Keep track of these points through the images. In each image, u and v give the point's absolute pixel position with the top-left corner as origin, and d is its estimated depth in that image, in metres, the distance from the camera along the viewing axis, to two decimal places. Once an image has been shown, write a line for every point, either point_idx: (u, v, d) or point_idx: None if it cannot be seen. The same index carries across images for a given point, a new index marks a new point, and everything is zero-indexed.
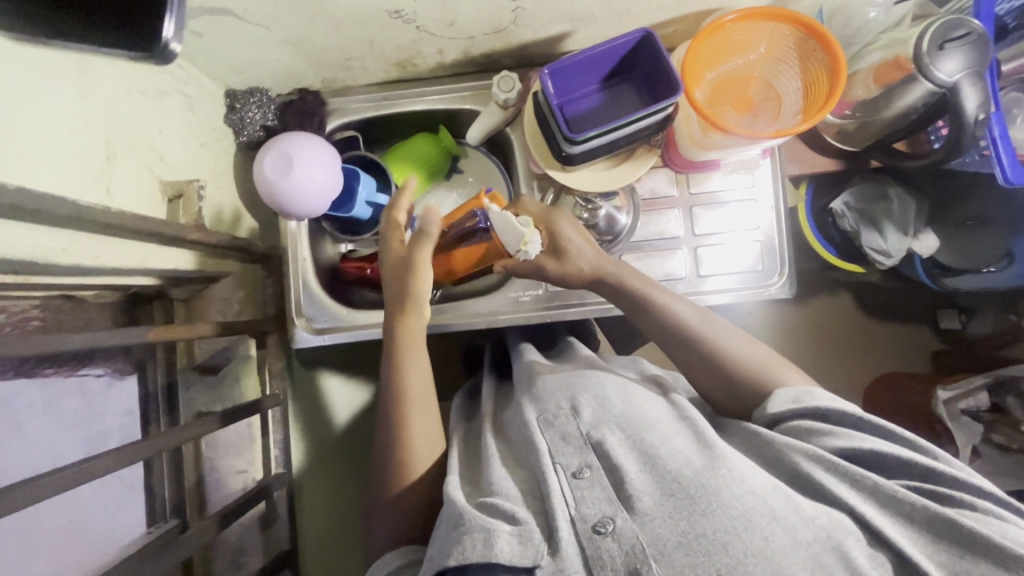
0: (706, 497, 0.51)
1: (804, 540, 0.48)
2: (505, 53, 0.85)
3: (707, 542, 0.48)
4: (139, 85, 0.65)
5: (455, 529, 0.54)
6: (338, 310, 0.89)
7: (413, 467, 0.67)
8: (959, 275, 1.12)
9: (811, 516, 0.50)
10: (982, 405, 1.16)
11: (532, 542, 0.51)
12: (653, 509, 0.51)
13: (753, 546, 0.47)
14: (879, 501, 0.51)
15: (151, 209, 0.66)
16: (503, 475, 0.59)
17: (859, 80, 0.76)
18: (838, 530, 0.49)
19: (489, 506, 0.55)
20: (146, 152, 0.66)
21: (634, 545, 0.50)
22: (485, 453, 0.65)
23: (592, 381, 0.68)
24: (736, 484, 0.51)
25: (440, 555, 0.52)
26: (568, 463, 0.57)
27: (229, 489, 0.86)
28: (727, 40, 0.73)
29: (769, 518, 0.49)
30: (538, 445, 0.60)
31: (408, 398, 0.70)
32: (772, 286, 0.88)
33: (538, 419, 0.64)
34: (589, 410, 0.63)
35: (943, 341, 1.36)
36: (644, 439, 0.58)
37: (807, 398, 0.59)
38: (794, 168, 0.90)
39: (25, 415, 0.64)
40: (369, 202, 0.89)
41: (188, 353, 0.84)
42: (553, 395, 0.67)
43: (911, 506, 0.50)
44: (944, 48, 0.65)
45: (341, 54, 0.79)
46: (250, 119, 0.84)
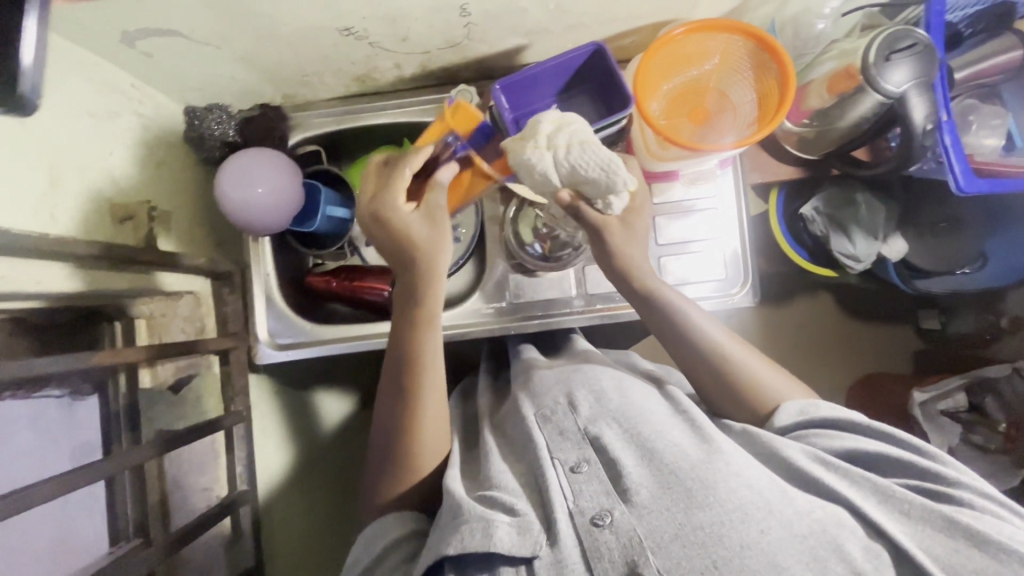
0: (703, 491, 0.53)
1: (799, 534, 0.51)
2: (464, 66, 0.85)
3: (703, 534, 0.51)
4: (86, 107, 0.65)
5: (455, 519, 0.57)
6: (303, 326, 0.90)
7: (421, 437, 0.69)
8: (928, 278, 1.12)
9: (805, 510, 0.53)
10: (961, 406, 1.17)
11: (531, 533, 0.54)
12: (649, 502, 0.54)
13: (750, 539, 0.50)
14: (878, 498, 0.54)
15: (100, 232, 0.66)
16: (502, 469, 0.63)
17: (813, 90, 0.76)
18: (834, 525, 0.52)
19: (487, 499, 0.59)
20: (96, 175, 0.66)
21: (632, 536, 0.52)
22: (484, 448, 0.68)
23: (590, 375, 0.71)
24: (732, 478, 0.54)
25: (438, 544, 0.56)
26: (566, 458, 0.60)
27: (194, 506, 0.86)
28: (680, 53, 0.73)
29: (766, 512, 0.52)
30: (536, 440, 0.63)
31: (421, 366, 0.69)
32: (735, 295, 0.88)
33: (537, 415, 0.67)
34: (586, 404, 0.66)
35: (924, 341, 1.35)
36: (641, 432, 0.61)
37: (811, 411, 0.64)
38: (756, 176, 0.90)
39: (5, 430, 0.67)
40: (331, 217, 0.89)
41: (153, 374, 0.83)
42: (551, 390, 0.70)
43: (910, 504, 0.53)
44: (890, 59, 0.65)
45: (297, 69, 0.79)
46: (209, 134, 0.82)
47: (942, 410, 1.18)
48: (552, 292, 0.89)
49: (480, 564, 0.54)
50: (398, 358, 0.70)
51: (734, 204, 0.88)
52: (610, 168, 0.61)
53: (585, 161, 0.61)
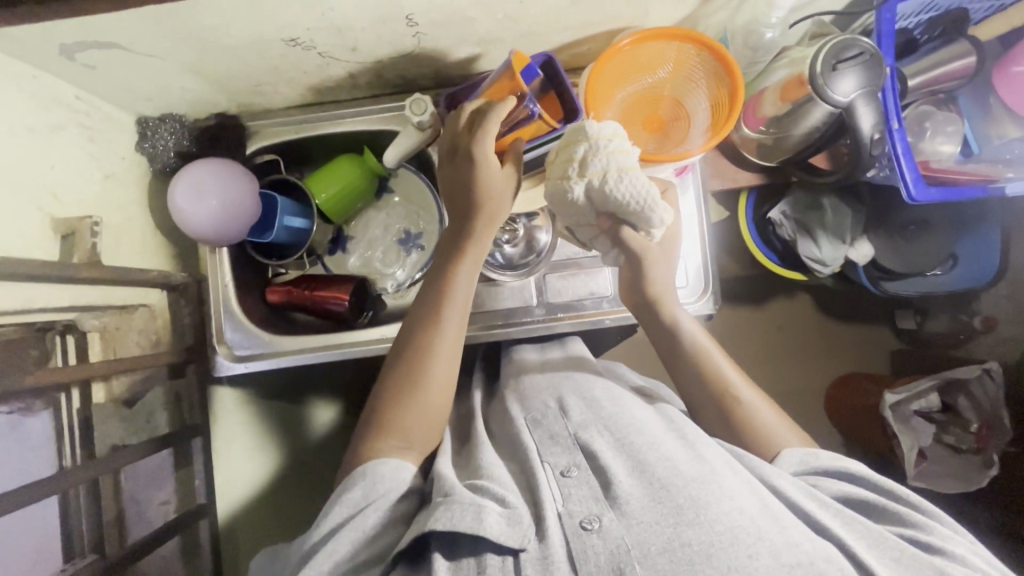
0: (694, 508, 0.53)
1: (787, 563, 0.49)
2: (420, 75, 0.84)
3: (691, 552, 0.50)
4: (25, 122, 0.64)
5: (444, 496, 0.57)
6: (261, 337, 0.89)
7: (432, 380, 0.68)
8: (896, 280, 1.11)
9: (796, 541, 0.51)
10: (934, 406, 1.18)
11: (521, 525, 0.54)
12: (640, 513, 0.54)
13: (739, 561, 0.49)
14: (870, 543, 0.55)
15: (42, 249, 0.65)
16: (494, 462, 0.64)
17: (768, 97, 0.76)
18: (820, 559, 0.50)
19: (477, 487, 0.59)
20: (35, 190, 0.65)
21: (619, 544, 0.52)
22: (477, 440, 0.70)
23: (582, 383, 0.74)
24: (725, 501, 0.54)
25: (425, 518, 0.55)
26: (557, 462, 0.62)
27: (151, 521, 0.85)
28: (631, 62, 0.73)
29: (755, 538, 0.50)
30: (527, 443, 0.65)
31: (446, 304, 0.70)
32: (696, 303, 0.88)
33: (527, 419, 0.69)
34: (577, 411, 0.68)
35: (902, 341, 1.35)
36: (633, 444, 0.62)
37: (812, 458, 0.64)
38: (716, 183, 0.90)
39: None
40: (288, 226, 0.88)
41: (107, 388, 0.80)
42: (540, 395, 0.73)
43: (900, 550, 0.54)
44: (836, 69, 0.64)
45: (249, 80, 0.79)
46: (162, 146, 0.83)
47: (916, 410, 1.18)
48: (513, 302, 0.89)
49: (466, 548, 0.54)
50: (428, 304, 0.70)
51: (694, 211, 0.88)
52: (649, 197, 0.64)
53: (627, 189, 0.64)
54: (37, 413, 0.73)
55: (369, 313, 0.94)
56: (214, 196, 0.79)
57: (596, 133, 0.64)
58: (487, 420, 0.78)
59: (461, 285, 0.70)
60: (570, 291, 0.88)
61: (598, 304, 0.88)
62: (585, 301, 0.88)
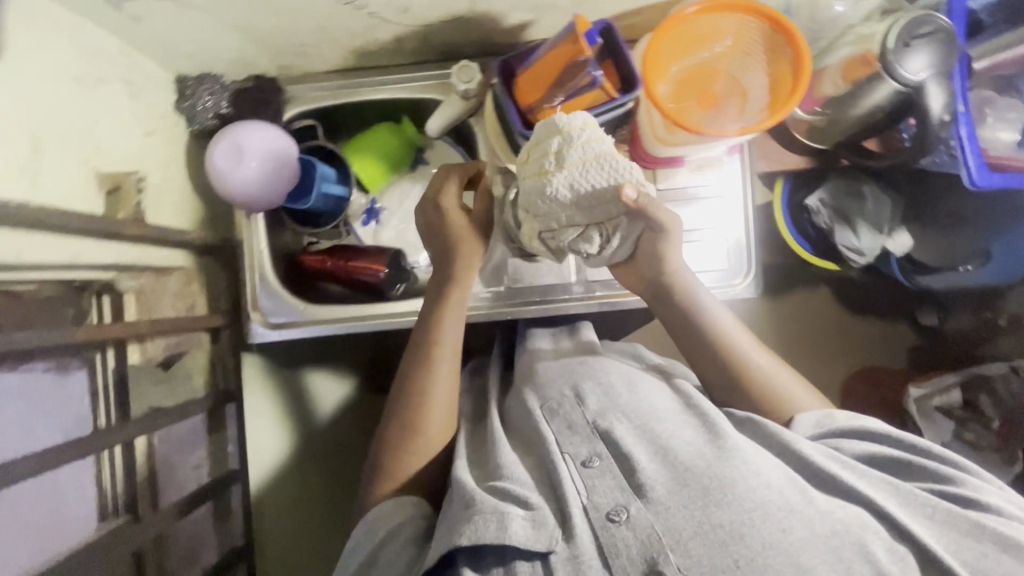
0: (722, 489, 0.52)
1: (822, 534, 0.49)
2: (466, 41, 0.82)
3: (724, 533, 0.49)
4: (71, 72, 0.62)
5: (467, 508, 0.55)
6: (296, 305, 0.88)
7: (433, 417, 0.69)
8: (929, 273, 1.11)
9: (828, 510, 0.52)
10: (956, 402, 1.14)
11: (546, 527, 0.52)
12: (666, 497, 0.53)
13: (773, 538, 0.49)
14: (900, 500, 0.54)
15: (89, 203, 0.64)
16: (513, 459, 0.61)
17: (826, 76, 0.74)
18: (858, 527, 0.50)
19: (497, 490, 0.57)
20: (81, 142, 0.63)
21: (650, 533, 0.51)
22: (492, 440, 0.66)
23: (596, 369, 0.71)
24: (752, 477, 0.53)
25: (450, 533, 0.54)
26: (577, 453, 0.59)
27: (184, 484, 0.84)
28: (690, 33, 0.71)
29: (788, 512, 0.51)
30: (545, 434, 0.62)
31: (439, 332, 0.73)
32: (737, 286, 0.87)
33: (543, 409, 0.66)
34: (594, 397, 0.65)
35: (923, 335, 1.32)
36: (654, 429, 0.61)
37: (829, 421, 0.63)
38: (763, 165, 0.88)
39: None
40: (327, 194, 0.87)
41: (141, 350, 0.81)
42: (555, 383, 0.70)
43: (933, 507, 0.53)
44: (910, 45, 0.63)
45: (293, 40, 0.77)
46: (202, 107, 0.81)
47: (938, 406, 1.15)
48: (551, 278, 0.87)
49: (493, 557, 0.53)
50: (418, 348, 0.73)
51: (739, 194, 0.86)
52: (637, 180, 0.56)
53: (613, 174, 0.56)
54: (72, 371, 0.75)
55: (400, 287, 0.92)
56: (270, 160, 0.78)
57: (566, 125, 0.55)
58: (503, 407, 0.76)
59: (451, 328, 0.73)
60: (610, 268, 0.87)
61: None
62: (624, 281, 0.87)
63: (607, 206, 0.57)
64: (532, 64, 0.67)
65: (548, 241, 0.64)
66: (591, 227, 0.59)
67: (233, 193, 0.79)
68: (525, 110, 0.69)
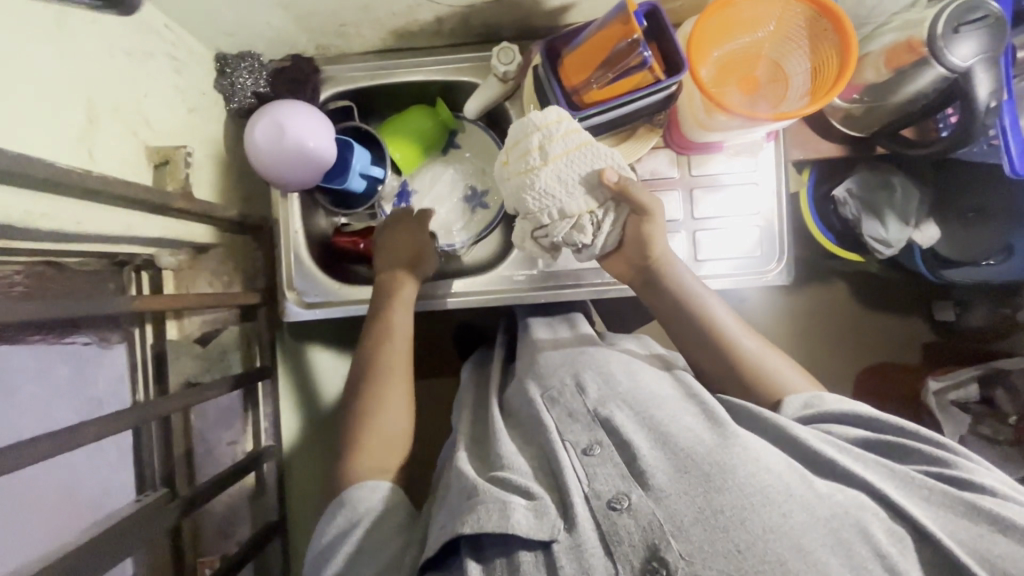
0: (721, 474, 0.52)
1: (823, 517, 0.49)
2: (505, 23, 0.82)
3: (724, 518, 0.49)
4: (123, 45, 0.63)
5: (469, 499, 0.55)
6: (330, 285, 0.87)
7: (386, 421, 0.70)
8: (954, 268, 1.09)
9: (828, 493, 0.51)
10: (971, 397, 1.13)
11: (547, 516, 0.52)
12: (667, 485, 0.52)
13: (772, 523, 0.48)
14: (899, 485, 0.53)
15: (138, 175, 0.65)
16: (512, 449, 0.61)
17: (869, 62, 0.75)
18: (856, 508, 0.50)
19: (499, 480, 0.57)
20: (132, 117, 0.64)
21: (651, 521, 0.50)
22: (495, 429, 0.66)
23: (596, 358, 0.70)
24: (750, 463, 0.53)
25: (454, 522, 0.54)
26: (577, 441, 0.59)
27: (219, 459, 0.87)
28: (734, 17, 0.71)
29: (786, 496, 0.50)
30: (547, 423, 0.62)
31: (391, 344, 0.76)
32: (769, 273, 0.88)
33: (543, 398, 0.65)
34: (594, 386, 0.65)
35: (937, 333, 1.28)
36: (653, 416, 0.60)
37: (816, 404, 0.63)
38: (798, 153, 0.88)
39: (19, 380, 0.68)
40: (363, 175, 0.87)
41: (178, 326, 0.84)
42: (556, 371, 0.68)
43: (929, 489, 0.53)
44: (959, 31, 0.63)
45: (335, 19, 0.77)
46: (241, 85, 0.82)
47: (953, 400, 1.13)
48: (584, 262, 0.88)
49: (496, 548, 0.53)
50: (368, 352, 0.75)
51: (775, 182, 0.87)
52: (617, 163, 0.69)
53: (595, 161, 0.68)
54: (113, 345, 0.78)
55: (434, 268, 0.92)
56: (310, 138, 0.78)
57: (544, 121, 0.66)
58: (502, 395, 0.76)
59: (400, 333, 0.77)
60: None
61: None
62: None
63: (596, 192, 0.69)
64: (579, 46, 0.68)
65: (541, 240, 0.73)
66: (582, 215, 0.69)
67: (268, 169, 0.80)
68: (569, 92, 0.70)
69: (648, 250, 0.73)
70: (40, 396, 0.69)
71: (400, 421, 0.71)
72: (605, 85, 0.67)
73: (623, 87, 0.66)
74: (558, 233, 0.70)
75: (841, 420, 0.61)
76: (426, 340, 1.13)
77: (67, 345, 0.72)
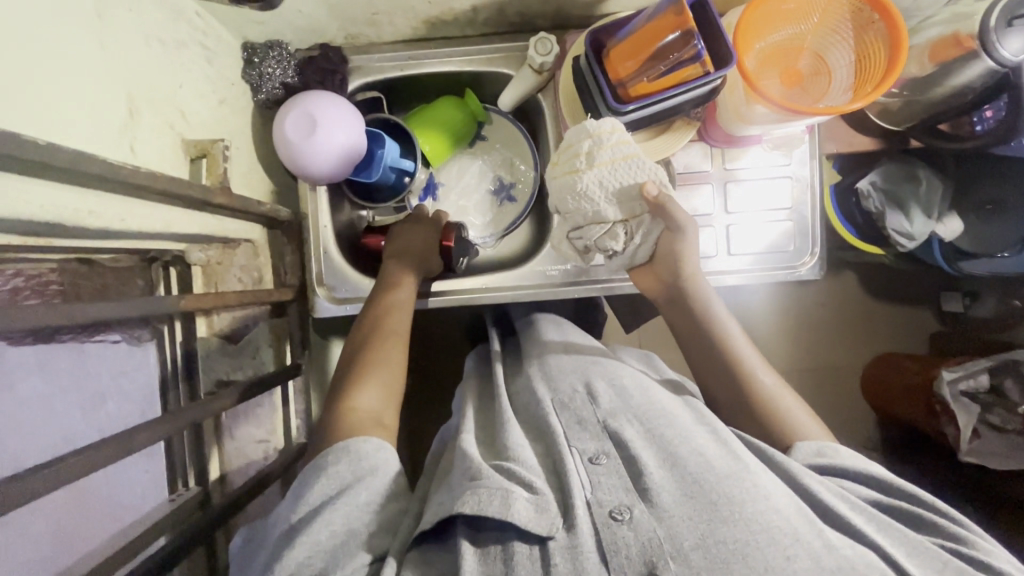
0: (728, 505, 0.49)
1: (829, 569, 0.46)
2: (540, 12, 0.81)
3: (726, 549, 0.47)
4: (158, 35, 0.61)
5: (472, 480, 0.53)
6: (360, 280, 0.86)
7: (381, 371, 0.68)
8: (972, 260, 1.03)
9: (834, 545, 0.48)
10: (982, 386, 1.03)
11: (549, 512, 0.50)
12: (672, 506, 0.50)
13: (775, 562, 0.46)
14: (908, 550, 0.52)
15: (174, 167, 0.64)
16: (520, 443, 0.59)
17: (913, 56, 0.75)
18: (864, 566, 0.47)
19: (503, 470, 0.55)
20: (167, 110, 0.63)
21: (651, 538, 0.48)
22: (502, 419, 0.64)
23: (609, 369, 0.69)
24: (761, 499, 0.50)
25: (452, 501, 0.51)
26: (585, 448, 0.57)
27: (251, 457, 0.86)
28: (778, 9, 0.69)
29: (793, 539, 0.48)
30: (553, 427, 0.60)
31: (393, 313, 0.74)
32: (803, 266, 0.88)
33: (553, 401, 0.64)
34: (606, 396, 0.64)
35: (943, 323, 1.25)
36: (663, 434, 0.58)
37: (830, 453, 0.61)
38: (832, 146, 0.88)
39: (19, 375, 0.62)
40: (393, 167, 0.85)
41: (207, 323, 0.82)
42: (567, 376, 0.68)
43: (942, 562, 0.51)
44: (1011, 24, 0.64)
45: (368, 7, 0.75)
46: (269, 75, 0.80)
47: (963, 390, 1.03)
48: None
49: (492, 534, 0.50)
50: (374, 315, 0.74)
51: (807, 175, 0.86)
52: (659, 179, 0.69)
53: (637, 174, 0.68)
54: (144, 342, 0.76)
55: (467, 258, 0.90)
56: (341, 131, 0.76)
57: (597, 129, 0.67)
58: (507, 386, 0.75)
59: (402, 304, 0.76)
60: None
61: (703, 264, 0.87)
62: None
63: (631, 203, 0.69)
64: (625, 39, 0.67)
65: (575, 242, 0.74)
66: (616, 223, 0.69)
67: (298, 159, 0.76)
68: (615, 85, 0.70)
69: (679, 268, 0.72)
70: (44, 392, 0.64)
71: (395, 381, 0.68)
72: (651, 79, 0.66)
73: (672, 82, 0.65)
74: (592, 237, 0.71)
75: (853, 476, 0.59)
76: (444, 334, 1.12)
77: (95, 343, 0.70)
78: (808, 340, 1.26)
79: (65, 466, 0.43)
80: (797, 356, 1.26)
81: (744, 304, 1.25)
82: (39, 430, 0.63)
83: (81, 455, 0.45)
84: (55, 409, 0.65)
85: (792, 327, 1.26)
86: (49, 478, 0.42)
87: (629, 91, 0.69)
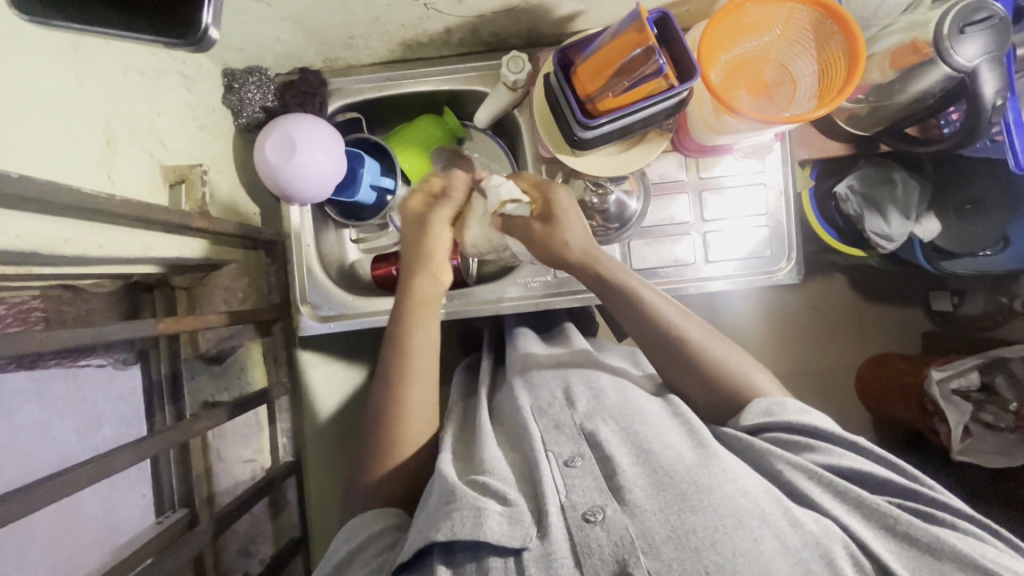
0: (698, 494, 0.50)
1: (792, 546, 0.47)
2: (514, 31, 0.83)
3: (696, 538, 0.47)
4: (136, 65, 0.63)
5: (446, 504, 0.53)
6: (344, 298, 0.86)
7: (408, 428, 0.67)
8: (954, 260, 1.00)
9: (800, 521, 0.49)
10: (972, 385, 1.03)
11: (522, 523, 0.50)
12: (644, 501, 0.51)
13: (743, 546, 0.47)
14: (862, 513, 0.52)
15: (152, 195, 0.66)
16: (499, 455, 0.59)
17: (875, 63, 0.78)
18: (827, 538, 0.49)
19: (478, 485, 0.55)
20: (146, 139, 0.65)
21: (623, 535, 0.49)
22: (479, 432, 0.64)
23: (589, 372, 0.69)
24: (728, 483, 0.51)
25: (429, 528, 0.52)
26: (561, 451, 0.57)
27: (237, 477, 0.88)
28: (743, 21, 0.71)
29: (760, 521, 0.49)
30: (532, 433, 0.60)
31: (409, 366, 0.69)
32: (780, 272, 0.88)
33: (533, 406, 0.64)
34: (583, 400, 0.64)
35: (934, 322, 1.25)
36: (636, 431, 0.58)
37: (778, 410, 0.60)
38: (803, 152, 0.91)
39: (18, 402, 0.68)
40: (373, 186, 0.86)
41: (193, 343, 0.87)
42: (547, 383, 0.68)
43: (894, 519, 0.50)
44: (964, 31, 0.67)
45: (344, 32, 0.78)
46: (250, 100, 0.82)
47: (955, 389, 1.03)
48: None
49: (468, 552, 0.50)
50: (387, 365, 0.70)
51: (781, 183, 0.88)
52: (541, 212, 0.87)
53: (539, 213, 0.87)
54: (130, 365, 0.81)
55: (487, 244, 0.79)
56: (321, 152, 0.77)
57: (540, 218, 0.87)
58: (494, 401, 0.73)
59: (421, 349, 0.70)
60: (655, 257, 0.88)
61: (681, 272, 0.88)
62: (669, 268, 0.88)
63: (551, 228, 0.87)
64: (592, 55, 0.69)
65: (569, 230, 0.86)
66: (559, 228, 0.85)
67: (283, 185, 0.78)
68: (583, 101, 0.72)
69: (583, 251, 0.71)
70: (42, 418, 0.71)
71: (429, 367, 0.71)
72: (620, 91, 0.68)
73: (642, 95, 0.67)
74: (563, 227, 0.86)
75: (800, 430, 0.58)
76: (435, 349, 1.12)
77: (82, 368, 0.75)
78: (794, 344, 1.27)
79: (45, 492, 0.44)
80: (784, 361, 1.26)
81: (731, 311, 1.26)
82: (36, 454, 0.69)
83: (68, 475, 0.46)
84: (53, 435, 0.71)
85: (779, 329, 1.27)
86: (27, 501, 0.43)
87: (598, 107, 0.70)
